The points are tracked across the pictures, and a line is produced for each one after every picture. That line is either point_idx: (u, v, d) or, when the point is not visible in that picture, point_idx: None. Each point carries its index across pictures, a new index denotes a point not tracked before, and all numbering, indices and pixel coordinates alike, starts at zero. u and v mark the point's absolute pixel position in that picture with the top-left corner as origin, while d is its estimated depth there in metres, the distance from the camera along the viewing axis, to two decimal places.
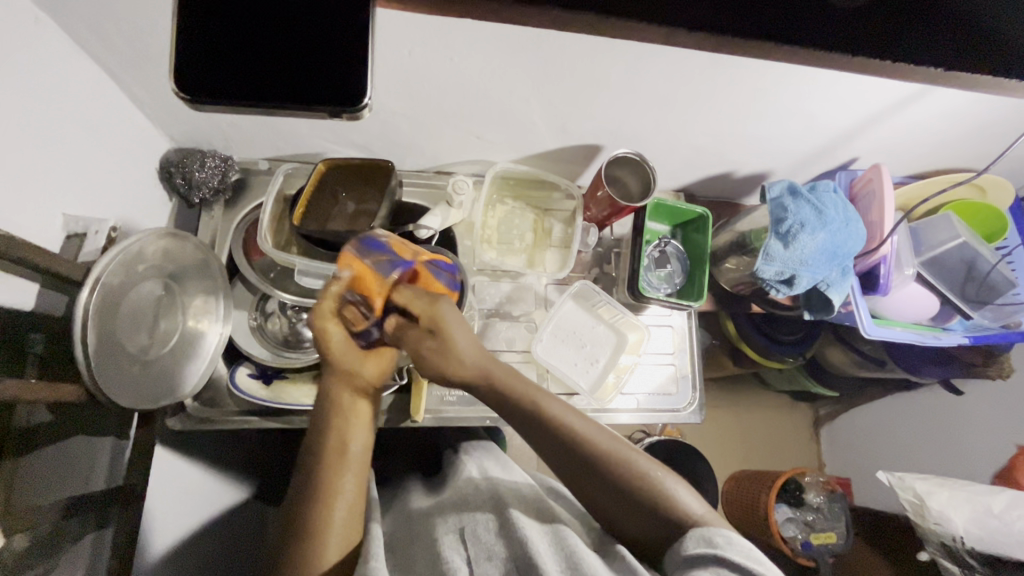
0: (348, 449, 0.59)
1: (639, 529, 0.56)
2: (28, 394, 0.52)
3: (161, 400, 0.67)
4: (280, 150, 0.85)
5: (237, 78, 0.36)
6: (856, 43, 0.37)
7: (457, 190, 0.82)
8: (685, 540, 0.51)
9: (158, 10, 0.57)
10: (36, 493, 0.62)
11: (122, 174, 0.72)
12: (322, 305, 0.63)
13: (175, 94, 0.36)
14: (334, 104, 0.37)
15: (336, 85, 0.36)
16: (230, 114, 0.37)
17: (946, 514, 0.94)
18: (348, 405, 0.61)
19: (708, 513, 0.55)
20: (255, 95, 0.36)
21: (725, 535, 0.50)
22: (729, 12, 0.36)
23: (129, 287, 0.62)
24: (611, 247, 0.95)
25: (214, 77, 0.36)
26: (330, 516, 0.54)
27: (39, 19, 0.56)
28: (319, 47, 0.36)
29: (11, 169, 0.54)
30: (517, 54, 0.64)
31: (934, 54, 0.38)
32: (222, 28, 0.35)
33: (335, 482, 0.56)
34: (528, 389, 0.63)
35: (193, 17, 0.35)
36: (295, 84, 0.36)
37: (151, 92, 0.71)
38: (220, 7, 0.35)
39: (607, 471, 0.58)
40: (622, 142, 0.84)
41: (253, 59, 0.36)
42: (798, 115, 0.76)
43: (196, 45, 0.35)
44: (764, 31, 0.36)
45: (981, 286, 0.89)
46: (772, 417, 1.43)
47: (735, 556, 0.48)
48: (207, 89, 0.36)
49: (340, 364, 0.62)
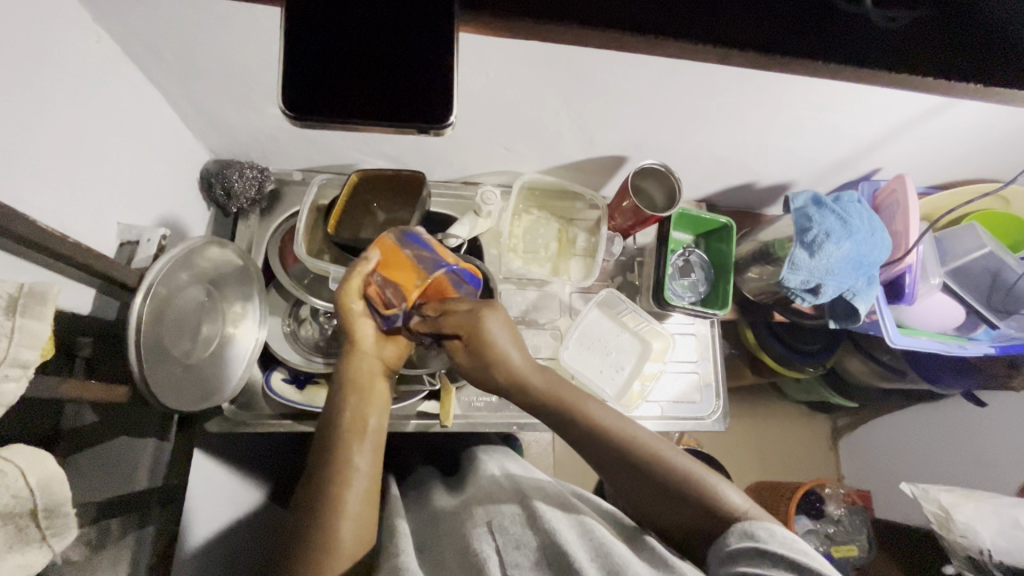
0: (366, 424, 0.61)
1: (679, 520, 0.56)
2: (85, 393, 0.55)
3: (201, 402, 0.70)
4: (314, 161, 0.88)
5: (333, 101, 0.41)
6: (887, 56, 0.42)
7: (485, 201, 0.84)
8: (729, 536, 0.51)
9: (214, 32, 0.61)
10: (87, 489, 0.65)
11: (169, 185, 0.76)
12: (351, 281, 0.67)
13: (281, 113, 0.41)
14: (420, 121, 0.42)
15: (420, 105, 0.41)
16: (318, 127, 0.42)
17: (973, 526, 0.94)
18: (369, 383, 0.64)
19: (748, 506, 0.55)
20: (353, 114, 0.41)
21: (767, 528, 0.50)
22: (771, 32, 0.42)
23: (177, 293, 0.65)
24: (634, 256, 0.97)
25: (315, 96, 0.41)
26: (347, 491, 0.55)
27: (101, 39, 0.60)
28: (408, 73, 0.41)
29: (70, 180, 0.57)
30: (549, 70, 0.66)
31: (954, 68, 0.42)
32: (318, 55, 0.41)
33: (347, 460, 0.57)
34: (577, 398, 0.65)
35: (295, 44, 0.40)
36: (386, 103, 0.41)
37: (195, 104, 0.73)
38: (318, 34, 0.40)
39: (639, 463, 0.60)
40: (647, 153, 0.86)
41: (351, 83, 0.41)
42: (823, 127, 0.77)
43: (300, 72, 0.41)
44: (805, 49, 0.42)
45: (1009, 295, 0.88)
46: (791, 427, 1.42)
47: (776, 548, 0.47)
48: (310, 109, 0.41)
49: (362, 343, 0.66)
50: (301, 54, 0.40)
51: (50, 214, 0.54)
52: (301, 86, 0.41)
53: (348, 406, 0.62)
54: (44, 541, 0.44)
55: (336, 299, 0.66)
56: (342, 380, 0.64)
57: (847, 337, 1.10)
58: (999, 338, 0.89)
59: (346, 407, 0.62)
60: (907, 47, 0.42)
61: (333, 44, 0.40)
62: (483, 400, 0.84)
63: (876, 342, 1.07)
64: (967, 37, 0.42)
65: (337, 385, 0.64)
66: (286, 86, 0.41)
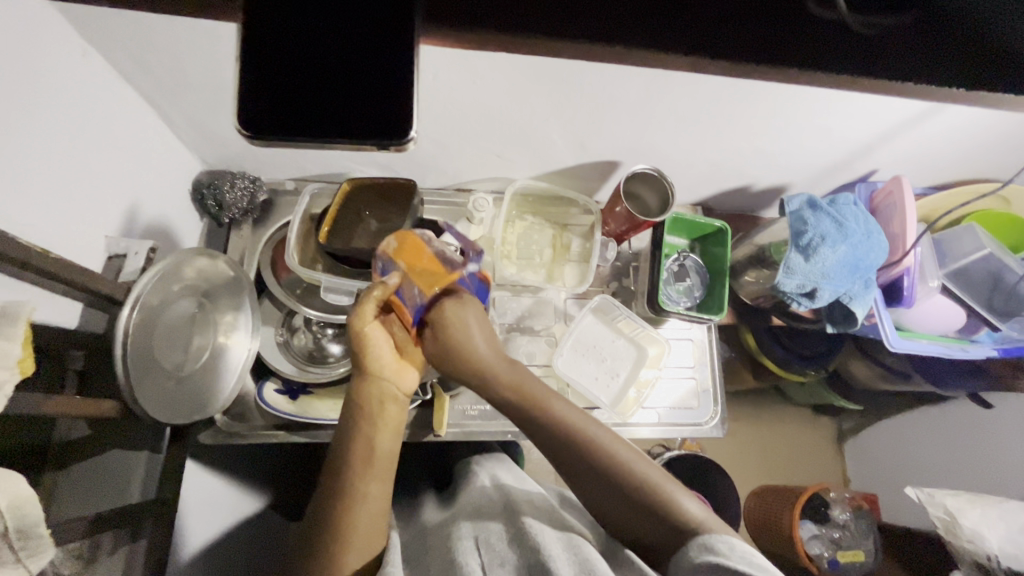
0: (377, 451, 0.58)
1: (641, 533, 0.55)
2: (72, 409, 0.55)
3: (193, 415, 0.69)
4: (306, 170, 0.88)
5: (289, 118, 0.41)
6: (875, 62, 0.42)
7: (477, 207, 0.88)
8: (688, 549, 0.50)
9: (201, 47, 0.61)
10: (75, 504, 0.66)
11: (160, 198, 0.76)
12: (365, 309, 0.62)
13: (239, 130, 0.41)
14: (378, 137, 0.41)
15: (384, 121, 0.41)
16: (279, 147, 0.42)
17: (980, 532, 0.92)
18: (378, 409, 0.60)
19: (707, 517, 0.54)
20: (308, 130, 0.41)
21: (727, 542, 0.49)
22: (753, 40, 0.42)
23: (165, 306, 0.65)
24: (630, 261, 0.96)
25: (277, 116, 0.41)
26: (353, 520, 0.55)
27: (87, 54, 0.60)
28: (373, 90, 0.41)
29: (58, 197, 0.57)
30: (533, 77, 0.66)
31: (939, 74, 0.42)
32: (278, 70, 0.40)
33: (356, 485, 0.56)
34: (608, 440, 0.60)
35: (261, 59, 0.40)
36: (345, 121, 0.41)
37: (185, 116, 0.74)
38: (281, 50, 0.40)
39: (632, 485, 0.57)
40: (640, 158, 0.85)
41: (308, 100, 0.41)
42: (816, 130, 0.76)
43: (260, 92, 0.41)
44: (788, 57, 0.42)
45: (1010, 297, 0.87)
46: (795, 431, 1.41)
47: (738, 561, 0.47)
48: (266, 127, 0.41)
49: (374, 366, 0.62)
50: (269, 75, 0.40)
51: (36, 232, 0.55)
52: (261, 106, 0.41)
53: (356, 433, 0.59)
54: (20, 561, 0.43)
55: (350, 328, 0.62)
56: (350, 407, 0.61)
57: (848, 339, 1.09)
58: (1001, 340, 0.89)
59: (354, 433, 0.59)
60: (893, 51, 0.42)
61: (295, 58, 0.40)
62: (478, 409, 0.84)
63: (878, 344, 1.06)
64: (956, 39, 0.42)
65: (346, 413, 0.61)
66: (247, 103, 0.41)
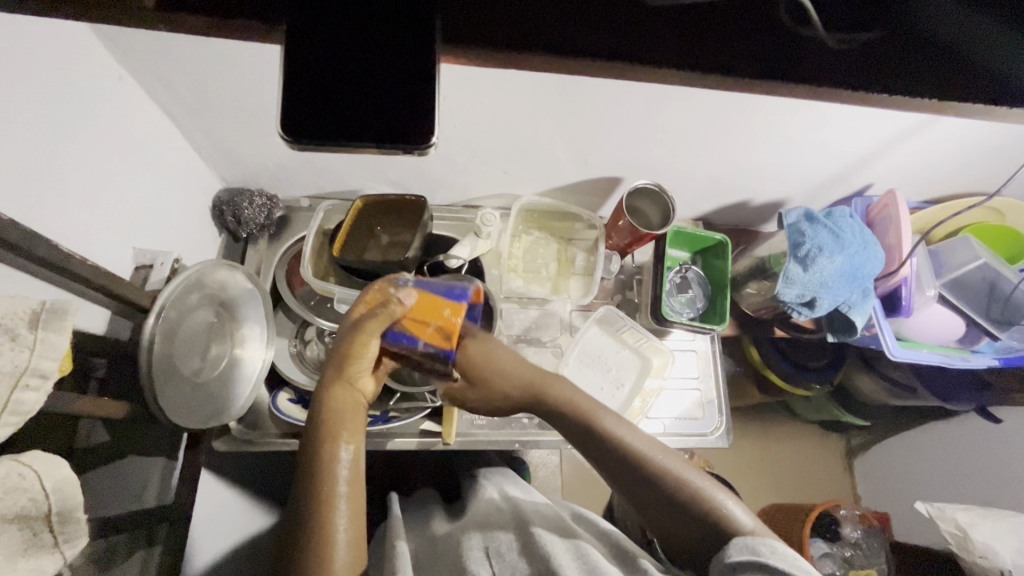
0: (345, 455, 0.58)
1: (676, 528, 0.57)
2: (96, 409, 0.57)
3: (208, 421, 0.71)
4: (322, 188, 0.92)
5: (327, 122, 0.39)
6: (902, 55, 0.40)
7: (484, 222, 0.87)
8: (729, 548, 0.51)
9: (226, 68, 0.65)
10: (104, 506, 0.68)
11: (184, 213, 0.79)
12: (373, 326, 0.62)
13: (278, 135, 0.39)
14: (403, 142, 0.39)
15: (407, 125, 0.39)
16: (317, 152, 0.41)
17: (992, 547, 0.91)
18: (352, 414, 0.61)
19: (755, 524, 0.55)
20: (344, 134, 0.39)
21: (769, 543, 0.50)
22: (772, 38, 0.39)
23: (185, 314, 0.68)
24: (633, 274, 0.99)
25: (309, 115, 0.39)
26: (333, 526, 0.54)
27: (122, 78, 0.65)
28: (394, 104, 0.39)
29: (90, 208, 0.61)
30: (538, 95, 0.69)
31: (997, 56, 0.39)
32: (317, 67, 0.39)
33: (332, 490, 0.56)
34: (636, 437, 0.62)
35: (294, 51, 0.38)
36: (377, 127, 0.39)
37: (208, 136, 0.78)
38: (320, 36, 0.38)
39: (665, 481, 0.59)
40: (642, 175, 0.89)
41: (344, 103, 0.39)
42: (810, 144, 0.79)
43: (299, 95, 0.39)
44: (819, 55, 0.39)
45: (1007, 306, 0.88)
46: (802, 447, 1.40)
47: (779, 562, 0.48)
48: (305, 131, 0.39)
49: (352, 373, 0.63)
50: (302, 78, 0.39)
51: (70, 240, 0.58)
52: (296, 108, 0.39)
53: (325, 436, 0.59)
54: (56, 546, 0.45)
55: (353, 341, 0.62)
56: (319, 409, 0.61)
57: (853, 352, 1.10)
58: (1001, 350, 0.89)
59: (325, 436, 0.59)
60: (916, 44, 0.40)
61: (328, 55, 0.39)
62: (486, 418, 0.85)
63: (884, 358, 1.07)
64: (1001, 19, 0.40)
65: (315, 415, 0.60)
66: (286, 108, 0.39)
